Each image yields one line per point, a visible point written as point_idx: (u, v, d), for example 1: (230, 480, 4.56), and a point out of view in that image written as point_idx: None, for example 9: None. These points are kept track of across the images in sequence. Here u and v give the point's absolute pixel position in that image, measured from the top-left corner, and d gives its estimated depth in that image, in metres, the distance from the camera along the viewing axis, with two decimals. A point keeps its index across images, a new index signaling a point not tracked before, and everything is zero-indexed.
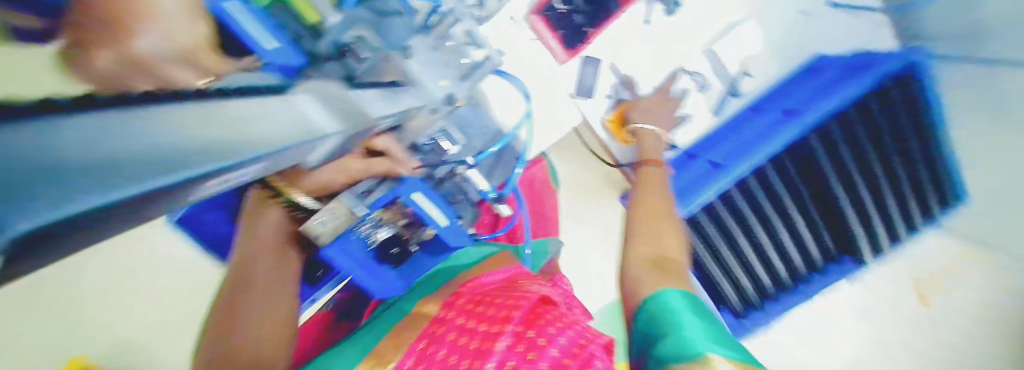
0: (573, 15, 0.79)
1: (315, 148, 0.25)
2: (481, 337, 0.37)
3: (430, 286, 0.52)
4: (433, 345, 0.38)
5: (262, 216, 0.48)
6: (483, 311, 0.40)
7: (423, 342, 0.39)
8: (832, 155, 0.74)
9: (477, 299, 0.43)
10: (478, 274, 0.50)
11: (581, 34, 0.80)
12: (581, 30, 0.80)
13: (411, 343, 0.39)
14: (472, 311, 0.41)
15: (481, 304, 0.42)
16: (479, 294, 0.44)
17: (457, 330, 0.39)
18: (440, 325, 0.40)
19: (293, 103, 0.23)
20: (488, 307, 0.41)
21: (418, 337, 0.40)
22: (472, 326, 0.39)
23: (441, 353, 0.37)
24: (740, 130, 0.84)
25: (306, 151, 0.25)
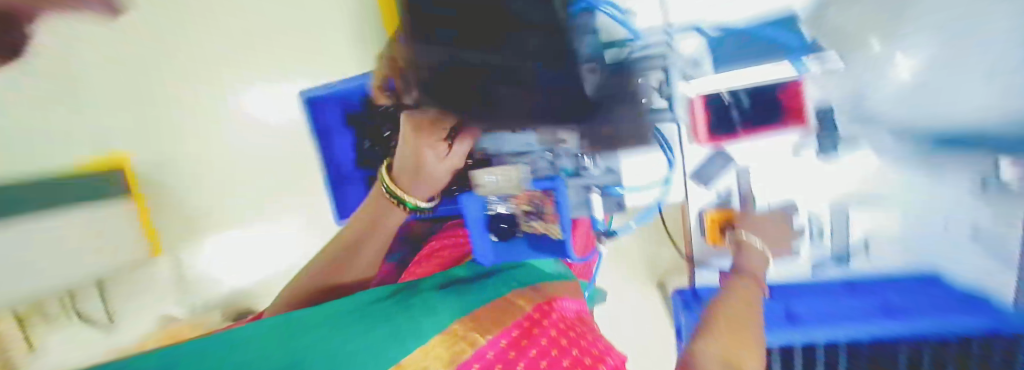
0: (736, 112, 0.76)
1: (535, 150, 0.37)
2: (572, 346, 0.56)
3: (521, 279, 0.68)
4: (527, 341, 0.52)
5: (389, 213, 0.66)
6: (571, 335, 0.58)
7: (519, 336, 0.53)
8: (881, 355, 0.82)
9: (561, 329, 0.58)
10: (556, 301, 0.64)
11: (731, 130, 0.77)
12: (732, 128, 0.77)
13: (503, 330, 0.51)
14: (563, 339, 0.56)
15: (569, 335, 0.58)
16: (562, 323, 0.60)
17: (540, 347, 0.52)
18: (535, 331, 0.55)
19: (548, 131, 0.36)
20: (572, 341, 0.58)
21: (515, 327, 0.54)
22: (563, 346, 0.55)
23: (531, 351, 0.51)
24: (813, 291, 0.87)
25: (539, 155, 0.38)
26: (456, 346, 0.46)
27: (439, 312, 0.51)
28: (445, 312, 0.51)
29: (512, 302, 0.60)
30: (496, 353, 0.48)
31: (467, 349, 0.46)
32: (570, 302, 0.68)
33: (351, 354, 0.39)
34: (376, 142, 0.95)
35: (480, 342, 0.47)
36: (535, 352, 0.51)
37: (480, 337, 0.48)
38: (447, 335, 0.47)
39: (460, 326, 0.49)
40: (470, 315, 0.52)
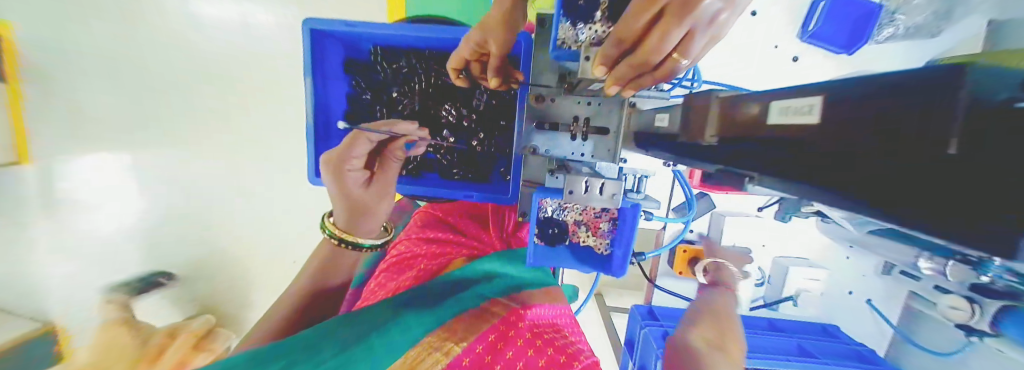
0: None
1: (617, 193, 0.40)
2: (548, 346, 0.45)
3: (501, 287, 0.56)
4: (502, 344, 0.45)
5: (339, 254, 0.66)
6: (546, 338, 0.46)
7: (491, 340, 0.45)
8: None
9: (536, 333, 0.47)
10: (534, 303, 0.53)
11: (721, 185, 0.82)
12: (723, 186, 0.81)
13: (481, 333, 0.46)
14: (540, 339, 0.46)
15: (547, 333, 0.48)
16: (538, 328, 0.48)
17: (517, 347, 0.44)
18: (511, 330, 0.47)
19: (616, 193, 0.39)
20: (549, 345, 0.45)
21: (490, 330, 0.46)
22: (541, 346, 0.45)
23: (508, 353, 0.44)
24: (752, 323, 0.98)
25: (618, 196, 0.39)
26: (429, 360, 0.42)
27: (412, 323, 0.45)
28: (419, 321, 0.46)
29: (486, 308, 0.51)
30: (472, 360, 0.43)
31: (440, 361, 0.42)
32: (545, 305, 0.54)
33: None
34: (376, 100, 0.85)
35: (454, 351, 0.43)
36: (511, 354, 0.43)
37: (455, 345, 0.44)
38: (422, 348, 0.44)
39: (434, 337, 0.45)
40: (445, 325, 0.46)
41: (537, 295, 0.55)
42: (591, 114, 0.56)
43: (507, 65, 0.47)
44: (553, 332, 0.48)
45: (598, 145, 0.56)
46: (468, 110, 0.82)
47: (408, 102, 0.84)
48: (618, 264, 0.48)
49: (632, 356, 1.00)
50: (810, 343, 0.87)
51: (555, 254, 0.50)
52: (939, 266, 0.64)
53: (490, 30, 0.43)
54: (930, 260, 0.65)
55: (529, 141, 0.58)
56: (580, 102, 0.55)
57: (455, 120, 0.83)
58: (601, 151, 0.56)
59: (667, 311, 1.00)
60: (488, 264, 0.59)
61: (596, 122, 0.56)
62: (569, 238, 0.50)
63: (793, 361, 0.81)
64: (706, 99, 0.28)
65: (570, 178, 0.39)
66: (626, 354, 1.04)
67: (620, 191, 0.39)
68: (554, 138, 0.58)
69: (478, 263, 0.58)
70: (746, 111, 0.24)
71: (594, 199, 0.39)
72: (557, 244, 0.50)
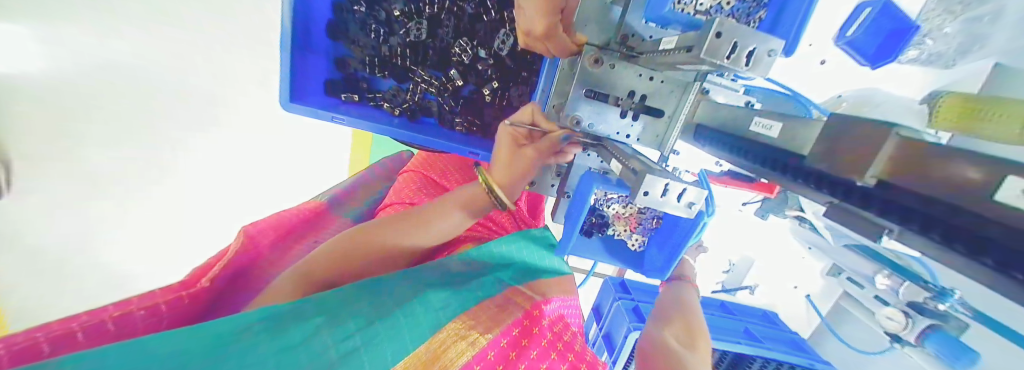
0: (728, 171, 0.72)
1: (701, 199, 0.34)
2: (568, 351, 0.51)
3: (515, 276, 0.63)
4: (527, 341, 0.50)
5: (433, 218, 0.56)
6: (565, 341, 0.53)
7: (514, 334, 0.50)
8: None
9: (555, 332, 0.54)
10: (551, 298, 0.60)
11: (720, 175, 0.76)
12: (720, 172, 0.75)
13: (505, 327, 0.49)
14: (555, 344, 0.51)
15: (560, 338, 0.53)
16: (555, 327, 0.54)
17: (541, 348, 0.49)
18: (529, 326, 0.52)
19: (700, 195, 0.34)
20: (568, 349, 0.52)
21: (515, 325, 0.51)
22: (560, 347, 0.51)
23: (533, 353, 0.48)
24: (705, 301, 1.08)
25: (699, 201, 0.34)
26: (455, 347, 0.45)
27: (436, 308, 0.49)
28: (442, 308, 0.49)
29: (508, 298, 0.56)
30: (497, 355, 0.46)
31: (466, 351, 0.45)
32: (556, 304, 0.60)
33: (355, 353, 0.40)
34: (373, 18, 0.70)
35: (480, 342, 0.46)
36: (535, 353, 0.48)
37: (480, 336, 0.47)
38: (447, 334, 0.46)
39: (461, 325, 0.48)
40: (467, 313, 0.50)
41: (548, 291, 0.61)
42: (649, 92, 0.48)
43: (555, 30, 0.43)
44: (564, 330, 0.55)
45: (647, 128, 0.50)
46: (485, 52, 0.70)
47: (414, 27, 0.70)
48: (654, 265, 0.44)
49: (597, 322, 1.07)
50: (755, 327, 0.98)
51: (588, 245, 0.46)
52: (894, 284, 0.72)
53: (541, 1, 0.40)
54: (886, 278, 0.73)
55: (573, 110, 0.50)
56: (642, 75, 0.47)
57: (468, 61, 0.71)
58: (650, 136, 0.51)
59: (638, 285, 1.06)
60: (506, 247, 0.66)
61: (652, 101, 0.49)
62: (605, 229, 0.47)
63: (744, 344, 0.89)
64: (879, 133, 0.23)
65: (649, 179, 0.33)
66: (593, 318, 1.11)
67: (700, 200, 0.34)
68: (602, 111, 0.50)
69: (494, 245, 0.65)
70: (955, 174, 0.20)
71: (668, 204, 0.35)
72: (593, 233, 0.47)
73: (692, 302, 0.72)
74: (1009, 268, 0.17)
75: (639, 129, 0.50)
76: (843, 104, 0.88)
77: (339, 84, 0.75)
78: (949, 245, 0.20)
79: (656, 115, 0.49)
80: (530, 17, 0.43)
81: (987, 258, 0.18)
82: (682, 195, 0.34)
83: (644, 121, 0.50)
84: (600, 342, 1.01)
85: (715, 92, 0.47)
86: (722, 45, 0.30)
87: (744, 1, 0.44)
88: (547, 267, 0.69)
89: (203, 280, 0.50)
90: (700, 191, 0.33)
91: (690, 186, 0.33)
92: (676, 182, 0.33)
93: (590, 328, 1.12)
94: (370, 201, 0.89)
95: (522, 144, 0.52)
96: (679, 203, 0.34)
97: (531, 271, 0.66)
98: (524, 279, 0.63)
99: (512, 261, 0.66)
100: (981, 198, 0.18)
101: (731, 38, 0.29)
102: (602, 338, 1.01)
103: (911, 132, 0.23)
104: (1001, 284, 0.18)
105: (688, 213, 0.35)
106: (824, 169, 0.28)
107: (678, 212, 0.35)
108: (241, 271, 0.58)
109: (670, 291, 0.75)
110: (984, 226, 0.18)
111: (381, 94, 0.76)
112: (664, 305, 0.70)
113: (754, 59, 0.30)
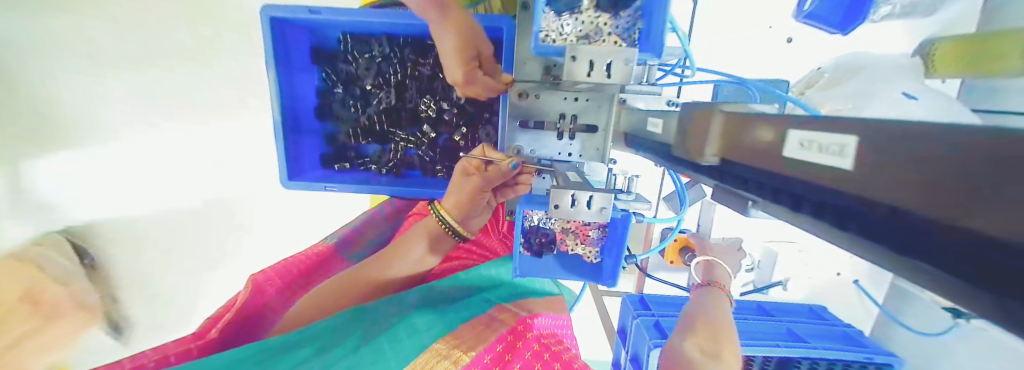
0: None
1: (604, 202, 0.36)
2: (554, 360, 0.49)
3: (502, 297, 0.64)
4: (511, 355, 0.50)
5: (409, 252, 0.60)
6: (553, 352, 0.51)
7: (497, 348, 0.50)
8: None
9: (543, 343, 0.53)
10: (539, 314, 0.60)
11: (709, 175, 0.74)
12: None
13: (488, 344, 0.49)
14: (543, 357, 0.50)
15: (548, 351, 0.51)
16: (543, 339, 0.53)
17: (525, 361, 0.49)
18: (515, 342, 0.52)
19: (605, 199, 0.36)
20: (555, 359, 0.50)
21: (498, 341, 0.51)
22: (547, 357, 0.50)
23: (517, 365, 0.48)
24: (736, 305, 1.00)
25: (602, 200, 0.36)
26: (438, 366, 0.45)
27: (421, 330, 0.49)
28: (427, 329, 0.50)
29: (493, 316, 0.57)
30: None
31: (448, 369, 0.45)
32: (545, 322, 0.59)
33: None
34: (348, 93, 0.80)
35: (463, 360, 0.46)
36: (518, 366, 0.48)
37: (463, 354, 0.47)
38: (431, 355, 0.46)
39: (443, 345, 0.48)
40: (452, 333, 0.51)
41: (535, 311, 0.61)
42: (578, 111, 0.51)
43: (472, 75, 0.50)
44: (554, 342, 0.54)
45: (585, 144, 0.53)
46: (448, 103, 0.77)
47: (384, 96, 0.79)
48: (608, 273, 0.45)
49: (625, 344, 1.01)
50: (798, 326, 0.88)
51: (542, 265, 0.47)
52: None
53: (449, 51, 0.50)
54: None
55: (513, 140, 0.54)
56: (566, 98, 0.51)
57: (435, 115, 0.79)
58: (591, 149, 0.53)
59: (658, 299, 1.01)
60: (494, 271, 0.68)
61: (583, 119, 0.52)
62: (556, 246, 0.48)
63: (784, 346, 0.80)
64: (707, 113, 0.25)
65: (555, 192, 0.35)
66: (619, 342, 1.05)
67: (609, 203, 0.36)
68: (540, 137, 0.53)
69: (482, 269, 0.67)
70: (760, 140, 0.21)
71: (582, 213, 0.36)
72: (544, 253, 0.48)
73: (720, 306, 0.65)
74: (819, 215, 0.19)
75: (577, 146, 0.53)
76: (825, 76, 0.81)
77: (331, 156, 0.85)
78: (787, 210, 0.21)
79: (589, 131, 0.52)
80: (452, 67, 0.51)
81: (806, 209, 0.19)
82: (589, 203, 0.36)
83: (580, 138, 0.52)
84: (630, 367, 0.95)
85: (639, 98, 0.49)
86: (579, 65, 0.33)
87: (620, 18, 0.46)
88: (537, 287, 0.69)
89: (212, 331, 0.53)
90: (604, 194, 0.35)
91: (592, 192, 0.35)
92: (581, 192, 0.35)
93: (619, 353, 1.05)
94: (378, 238, 0.86)
95: (470, 173, 0.56)
96: (588, 210, 0.36)
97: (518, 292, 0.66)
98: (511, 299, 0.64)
99: (502, 284, 0.68)
100: (785, 159, 0.20)
101: (585, 57, 0.33)
102: (631, 361, 0.95)
103: (738, 105, 0.24)
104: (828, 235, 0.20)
105: (600, 218, 0.36)
106: (684, 159, 0.29)
107: (592, 219, 0.36)
108: (252, 321, 0.61)
109: (701, 295, 0.69)
110: (801, 189, 0.19)
111: (368, 158, 0.84)
112: (695, 309, 0.64)
113: (618, 72, 0.34)
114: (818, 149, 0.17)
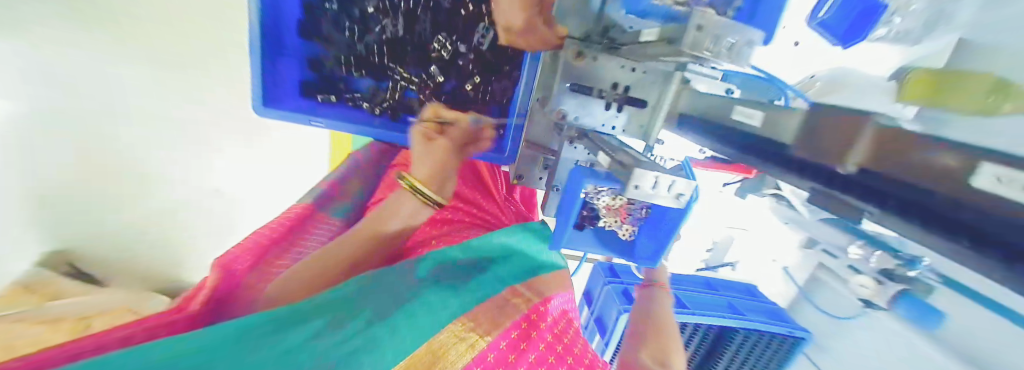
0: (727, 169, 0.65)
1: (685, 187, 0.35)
2: (566, 354, 0.53)
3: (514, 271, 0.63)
4: (525, 345, 0.51)
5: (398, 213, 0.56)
6: (565, 345, 0.55)
7: (513, 335, 0.51)
8: None
9: (555, 334, 0.55)
10: (553, 296, 0.61)
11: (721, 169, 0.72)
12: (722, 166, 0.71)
13: (505, 330, 0.50)
14: (557, 349, 0.53)
15: (562, 340, 0.55)
16: (556, 328, 0.56)
17: (539, 352, 0.51)
18: (529, 328, 0.53)
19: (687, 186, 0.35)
20: (567, 352, 0.54)
21: (514, 328, 0.51)
22: (559, 351, 0.53)
23: (531, 356, 0.50)
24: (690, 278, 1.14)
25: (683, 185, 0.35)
26: (455, 349, 0.46)
27: (438, 308, 0.49)
28: (443, 307, 0.49)
29: (508, 299, 0.56)
30: (497, 357, 0.48)
31: (466, 353, 0.46)
32: (558, 303, 0.61)
33: (358, 355, 0.40)
34: (343, 13, 0.67)
35: (480, 345, 0.47)
36: (534, 357, 0.50)
37: (480, 339, 0.48)
38: (447, 336, 0.47)
39: (460, 326, 0.48)
40: (470, 313, 0.50)
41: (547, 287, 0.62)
42: (633, 83, 0.48)
43: (530, 21, 0.43)
44: (565, 330, 0.57)
45: (631, 119, 0.50)
46: (465, 47, 0.69)
47: (389, 24, 0.68)
48: (645, 253, 0.46)
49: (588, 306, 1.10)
50: (739, 301, 1.06)
51: (582, 238, 0.47)
52: (867, 253, 0.70)
53: None
54: (860, 248, 0.70)
55: (558, 104, 0.50)
56: (625, 67, 0.47)
57: (448, 57, 0.70)
58: (636, 124, 0.51)
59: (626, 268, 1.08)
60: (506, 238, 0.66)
61: (635, 92, 0.49)
62: (598, 221, 0.48)
63: (725, 316, 0.98)
64: (859, 122, 0.24)
65: (638, 172, 0.34)
66: (584, 303, 1.14)
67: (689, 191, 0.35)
68: (587, 104, 0.50)
69: (494, 236, 0.66)
70: (934, 162, 0.21)
71: (657, 196, 0.36)
72: (585, 226, 0.48)
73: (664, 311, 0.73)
74: (965, 245, 0.20)
75: (624, 120, 0.51)
76: (817, 84, 0.89)
77: (314, 85, 0.72)
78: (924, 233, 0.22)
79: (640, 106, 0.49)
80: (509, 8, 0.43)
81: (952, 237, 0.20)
82: (667, 188, 0.35)
83: (629, 111, 0.50)
84: (592, 325, 1.04)
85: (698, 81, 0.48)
86: (702, 39, 0.30)
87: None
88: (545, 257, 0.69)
89: (196, 301, 0.49)
90: (687, 182, 0.34)
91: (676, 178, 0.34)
92: (667, 177, 0.34)
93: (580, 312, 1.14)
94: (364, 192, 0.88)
95: (433, 138, 0.57)
96: (667, 193, 0.35)
97: (533, 267, 0.66)
98: (523, 274, 0.63)
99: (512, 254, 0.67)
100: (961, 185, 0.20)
101: (711, 31, 0.30)
102: (594, 321, 1.04)
103: (889, 119, 0.24)
104: (961, 256, 0.21)
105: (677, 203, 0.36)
106: (801, 161, 0.29)
107: (668, 203, 0.36)
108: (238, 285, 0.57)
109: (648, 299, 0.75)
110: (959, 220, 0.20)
111: (358, 95, 0.73)
112: (644, 314, 0.72)
113: (736, 50, 0.31)
114: (1010, 183, 0.17)
